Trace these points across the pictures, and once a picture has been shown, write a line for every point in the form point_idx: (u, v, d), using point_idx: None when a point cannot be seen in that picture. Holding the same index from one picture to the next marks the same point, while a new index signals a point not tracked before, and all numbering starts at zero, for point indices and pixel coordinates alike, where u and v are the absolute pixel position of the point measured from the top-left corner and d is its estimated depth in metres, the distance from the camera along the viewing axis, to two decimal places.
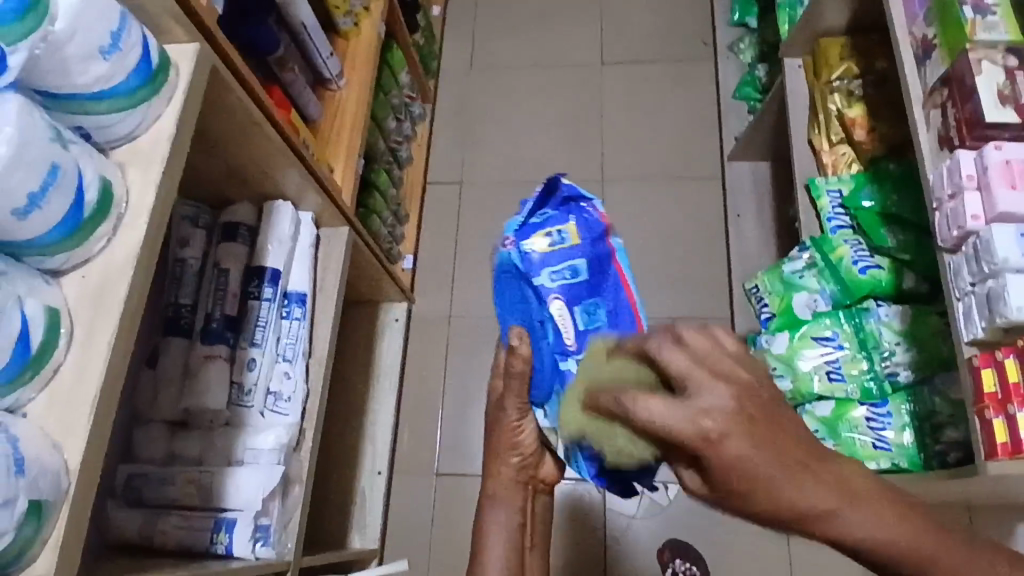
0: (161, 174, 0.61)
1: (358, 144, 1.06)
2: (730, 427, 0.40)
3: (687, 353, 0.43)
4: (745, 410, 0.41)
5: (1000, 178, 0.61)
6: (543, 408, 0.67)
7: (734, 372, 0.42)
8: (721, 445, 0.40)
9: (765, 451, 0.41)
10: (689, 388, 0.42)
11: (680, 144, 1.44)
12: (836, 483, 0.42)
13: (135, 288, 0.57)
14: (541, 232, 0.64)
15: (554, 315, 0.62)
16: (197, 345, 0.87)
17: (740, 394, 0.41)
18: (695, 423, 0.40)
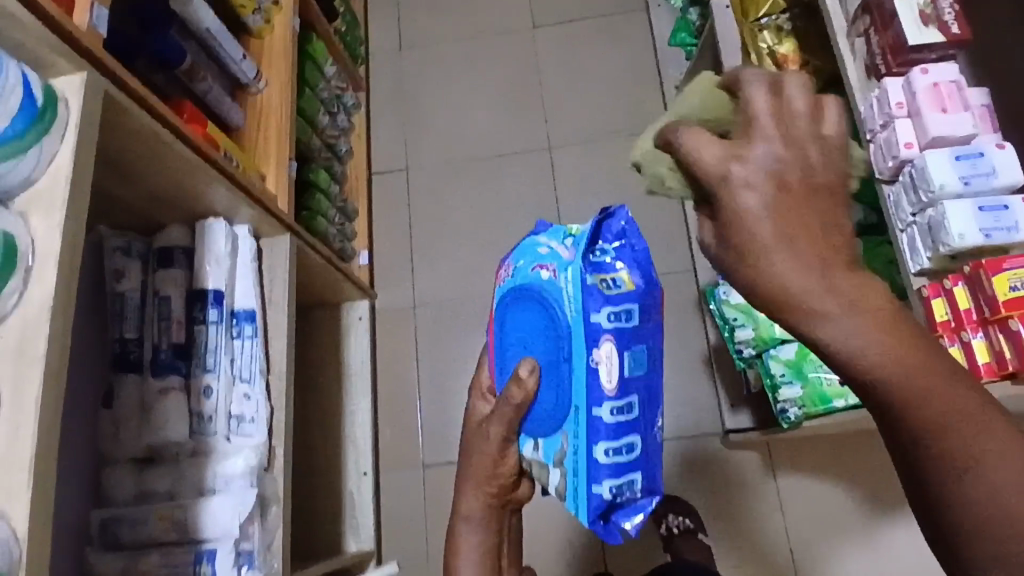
0: (66, 216, 0.57)
1: (288, 148, 1.02)
2: (756, 180, 0.31)
3: (779, 96, 0.32)
4: (787, 183, 0.31)
5: (929, 103, 0.60)
6: (535, 440, 0.58)
7: (810, 140, 0.31)
8: (735, 191, 0.31)
9: (799, 248, 0.30)
10: (752, 129, 0.32)
11: (622, 100, 1.41)
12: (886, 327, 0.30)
13: (55, 340, 0.54)
14: (599, 269, 0.54)
15: (601, 356, 0.53)
16: (149, 380, 0.84)
17: (794, 165, 0.31)
18: (731, 165, 0.32)
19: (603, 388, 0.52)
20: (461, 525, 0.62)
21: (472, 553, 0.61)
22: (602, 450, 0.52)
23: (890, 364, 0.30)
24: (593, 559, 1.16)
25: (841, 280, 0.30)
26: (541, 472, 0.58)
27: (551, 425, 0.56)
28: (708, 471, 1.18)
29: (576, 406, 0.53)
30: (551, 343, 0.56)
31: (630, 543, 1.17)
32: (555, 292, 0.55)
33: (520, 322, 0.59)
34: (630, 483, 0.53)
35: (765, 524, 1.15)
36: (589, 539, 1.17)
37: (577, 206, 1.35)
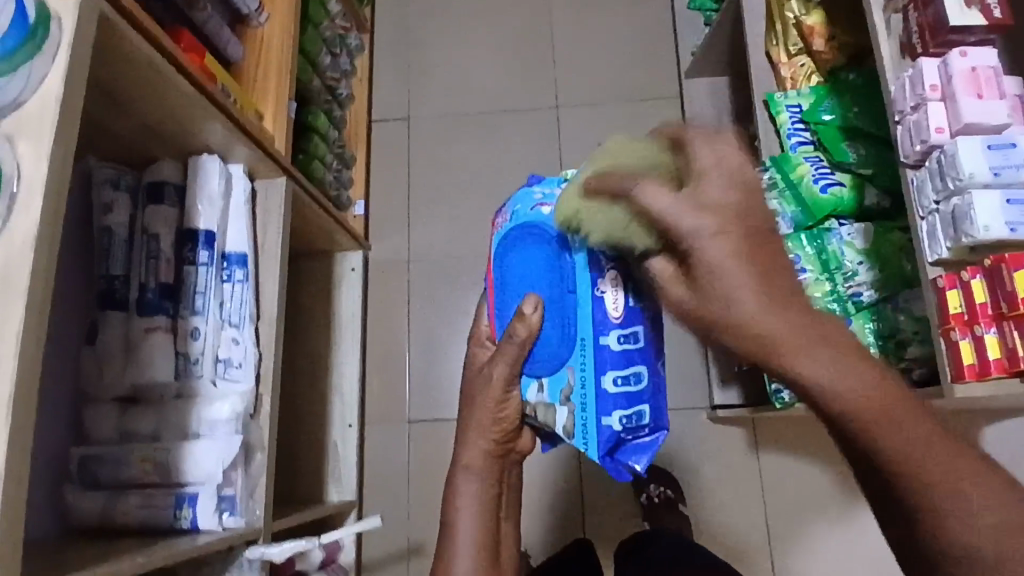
0: (54, 142, 0.54)
1: (288, 86, 0.98)
2: (724, 228, 0.41)
3: (714, 152, 0.44)
4: (740, 229, 0.41)
5: (965, 87, 0.59)
6: (539, 381, 0.59)
7: (752, 191, 0.42)
8: (708, 243, 0.41)
9: (770, 295, 0.40)
10: (700, 184, 0.43)
11: (634, 64, 1.37)
12: (869, 374, 0.39)
13: (39, 274, 0.51)
14: None
15: (606, 287, 0.57)
16: (134, 318, 0.81)
17: (746, 206, 0.42)
18: (695, 219, 0.42)
19: (610, 318, 0.57)
20: (460, 474, 0.62)
21: (471, 493, 0.62)
22: (611, 379, 0.56)
23: (881, 423, 0.38)
24: (572, 524, 1.18)
25: (805, 324, 0.40)
26: (546, 417, 0.58)
27: (553, 362, 0.58)
28: (693, 445, 1.19)
29: (582, 338, 0.57)
30: (553, 279, 0.58)
31: (610, 510, 1.18)
32: (559, 229, 0.59)
33: (517, 265, 0.59)
34: (639, 413, 0.57)
35: (745, 500, 1.16)
36: (570, 504, 1.18)
37: None
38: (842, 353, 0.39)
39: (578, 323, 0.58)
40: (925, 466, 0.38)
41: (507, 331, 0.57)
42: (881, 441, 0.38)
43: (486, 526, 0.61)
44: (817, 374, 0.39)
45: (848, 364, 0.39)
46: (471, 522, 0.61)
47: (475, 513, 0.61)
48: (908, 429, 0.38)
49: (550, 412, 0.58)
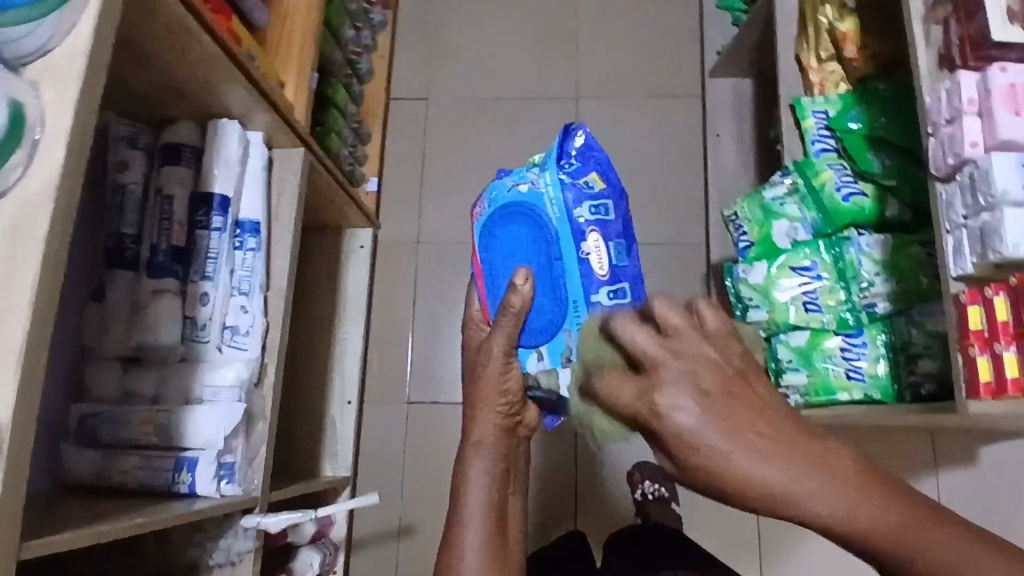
0: (81, 92, 0.53)
1: (311, 56, 0.96)
2: (682, 398, 0.35)
3: (656, 328, 0.39)
4: (708, 389, 0.35)
5: (1003, 102, 0.58)
6: (537, 350, 0.63)
7: (708, 344, 0.38)
8: (665, 416, 0.36)
9: (750, 440, 0.35)
10: (646, 366, 0.37)
11: (658, 60, 1.36)
12: (866, 498, 0.34)
13: (57, 224, 0.50)
14: (572, 179, 0.64)
15: (591, 248, 0.63)
16: (143, 279, 0.81)
17: (711, 373, 0.36)
18: (647, 401, 0.36)
19: (596, 277, 0.62)
20: (471, 448, 0.59)
21: (481, 469, 0.58)
22: None
23: (890, 542, 0.34)
24: (563, 515, 1.18)
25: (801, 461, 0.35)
26: (547, 381, 0.61)
27: (549, 328, 0.62)
28: None
29: (574, 299, 0.62)
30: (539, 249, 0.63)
31: (602, 505, 1.18)
32: (537, 201, 0.64)
33: (501, 240, 0.65)
34: None
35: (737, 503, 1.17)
36: (563, 496, 1.18)
37: None
38: (835, 483, 0.34)
39: (567, 284, 0.62)
40: (902, 548, 0.34)
41: (502, 304, 0.59)
42: (850, 533, 0.35)
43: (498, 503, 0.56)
44: (770, 485, 0.34)
45: (846, 487, 0.34)
46: (482, 500, 0.56)
47: (487, 490, 0.56)
48: (876, 513, 0.34)
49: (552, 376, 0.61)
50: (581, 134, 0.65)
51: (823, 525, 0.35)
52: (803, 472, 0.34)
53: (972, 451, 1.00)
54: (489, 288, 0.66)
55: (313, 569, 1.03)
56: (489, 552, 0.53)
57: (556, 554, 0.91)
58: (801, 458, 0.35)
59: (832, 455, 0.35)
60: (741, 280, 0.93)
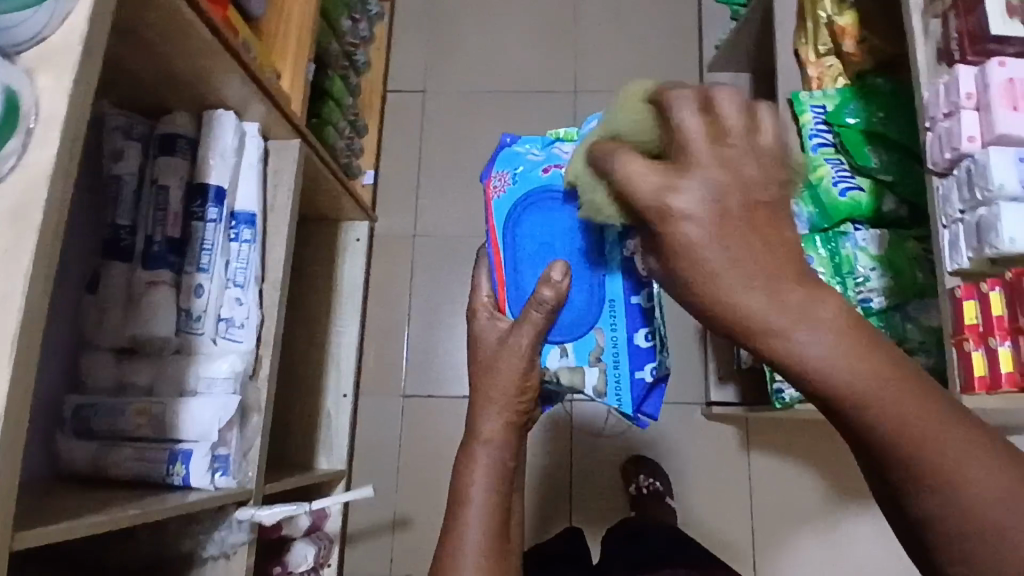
0: (76, 80, 0.52)
1: (308, 47, 0.96)
2: (696, 203, 0.32)
3: (706, 113, 0.33)
4: (727, 210, 0.32)
5: (1000, 98, 0.58)
6: (563, 345, 0.61)
7: (747, 154, 0.32)
8: (675, 221, 0.32)
9: (744, 261, 0.31)
10: (684, 155, 0.33)
11: (657, 54, 1.35)
12: (861, 347, 0.30)
13: (52, 213, 0.50)
14: None
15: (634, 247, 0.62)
16: (138, 270, 0.80)
17: (733, 188, 0.32)
18: (672, 189, 0.32)
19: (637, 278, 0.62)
20: (480, 442, 0.52)
21: (490, 466, 0.51)
22: (641, 335, 0.61)
23: (880, 399, 0.29)
24: (558, 510, 1.18)
25: (793, 296, 0.31)
26: (571, 378, 0.60)
27: (582, 327, 0.61)
28: (684, 441, 1.20)
29: (611, 299, 0.61)
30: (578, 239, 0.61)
31: (597, 499, 1.18)
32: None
33: (536, 222, 0.61)
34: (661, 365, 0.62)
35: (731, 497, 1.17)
36: (558, 490, 1.18)
37: None
38: (829, 324, 0.30)
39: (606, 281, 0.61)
40: (882, 411, 0.29)
41: (534, 296, 0.53)
42: (827, 386, 0.30)
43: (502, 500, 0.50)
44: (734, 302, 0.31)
45: (836, 329, 0.30)
46: (489, 496, 0.49)
47: (494, 487, 0.50)
48: (864, 365, 0.29)
49: (579, 374, 0.60)
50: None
51: (805, 366, 0.30)
52: (786, 294, 0.31)
53: None
54: (510, 268, 0.61)
55: (307, 562, 1.03)
56: (485, 551, 0.47)
57: (551, 549, 0.91)
58: (788, 291, 0.31)
59: (825, 297, 0.31)
60: None
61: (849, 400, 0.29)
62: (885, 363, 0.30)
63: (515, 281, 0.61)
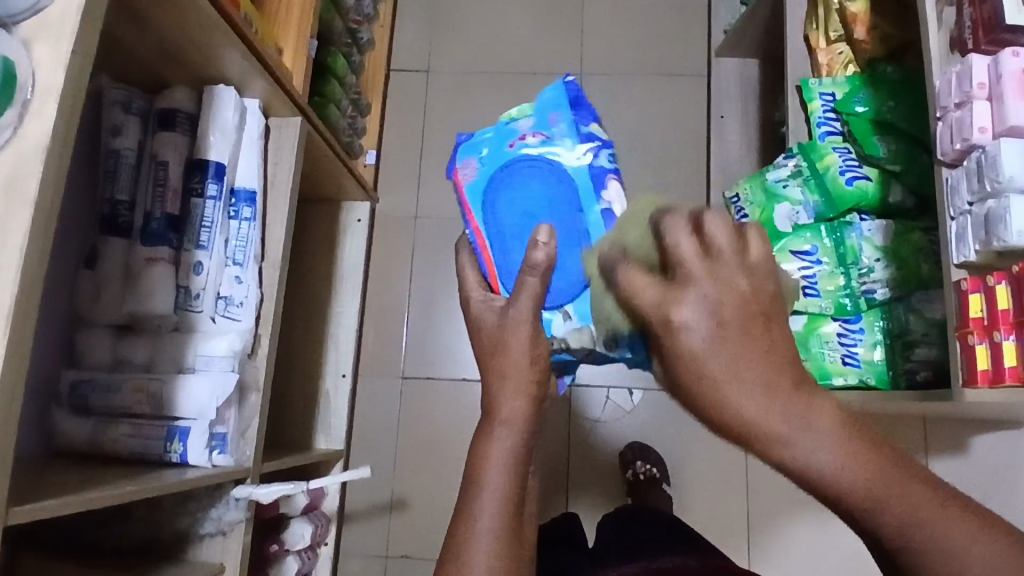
0: (74, 51, 0.51)
1: (310, 22, 0.94)
2: (696, 317, 0.31)
3: (699, 235, 0.33)
4: (726, 326, 0.31)
5: (1013, 87, 0.57)
6: (563, 309, 0.55)
7: (744, 276, 0.31)
8: (677, 331, 0.31)
9: (744, 376, 0.31)
10: (681, 271, 0.32)
11: (664, 38, 1.33)
12: (857, 447, 0.30)
13: (48, 187, 0.49)
14: (578, 133, 0.61)
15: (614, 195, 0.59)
16: (136, 246, 0.80)
17: (730, 304, 0.31)
18: (665, 306, 0.32)
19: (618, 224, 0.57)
20: (497, 423, 0.44)
21: (508, 451, 0.43)
22: None
23: (877, 498, 0.30)
24: (555, 493, 1.18)
25: (792, 405, 0.31)
26: (576, 339, 0.54)
27: (576, 287, 0.55)
28: (682, 427, 1.20)
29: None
30: (555, 200, 0.58)
31: (593, 484, 1.19)
32: (548, 153, 0.60)
33: (509, 196, 0.58)
34: None
35: (727, 484, 1.18)
36: (555, 474, 1.19)
37: None
38: (827, 428, 0.30)
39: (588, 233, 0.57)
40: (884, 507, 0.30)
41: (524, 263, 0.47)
42: (829, 487, 0.30)
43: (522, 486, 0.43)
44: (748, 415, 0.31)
45: (836, 435, 0.30)
46: (508, 486, 0.42)
47: (513, 474, 0.43)
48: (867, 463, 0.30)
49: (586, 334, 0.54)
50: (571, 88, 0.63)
51: (806, 470, 0.30)
52: (782, 399, 0.31)
53: (964, 439, 1.01)
54: (495, 249, 0.58)
55: (304, 541, 1.04)
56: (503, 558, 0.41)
57: (547, 534, 0.92)
58: (784, 398, 0.31)
59: (817, 404, 0.31)
60: None
61: (847, 498, 0.30)
62: (881, 456, 0.30)
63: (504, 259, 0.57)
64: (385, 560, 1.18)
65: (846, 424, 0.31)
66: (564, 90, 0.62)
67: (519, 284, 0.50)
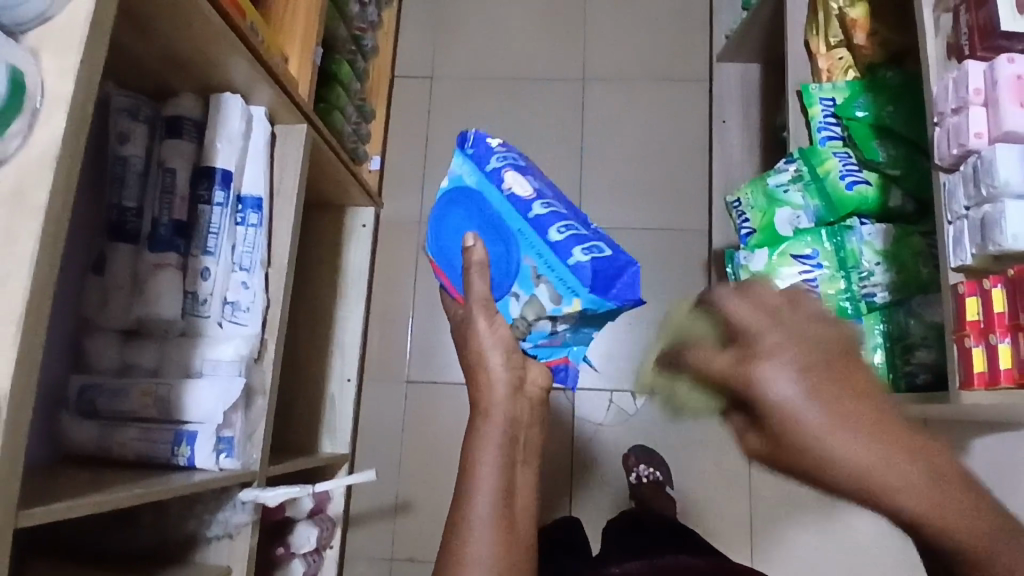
0: (82, 60, 0.53)
1: (315, 31, 0.96)
2: (785, 375, 0.33)
3: (753, 303, 0.36)
4: (810, 372, 0.33)
5: (1009, 94, 0.58)
6: (514, 294, 0.57)
7: (811, 325, 0.34)
8: (764, 384, 0.33)
9: (844, 423, 0.32)
10: (750, 336, 0.35)
11: (666, 44, 1.34)
12: (946, 482, 0.32)
13: (58, 195, 0.50)
14: (468, 158, 0.60)
15: (512, 186, 0.57)
16: (144, 253, 0.81)
17: (808, 347, 0.33)
18: (743, 367, 0.34)
19: (523, 197, 0.57)
20: (479, 422, 0.53)
21: (492, 446, 0.51)
22: (556, 232, 0.55)
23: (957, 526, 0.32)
24: (559, 496, 1.19)
25: (883, 446, 0.32)
26: (534, 310, 0.56)
27: (511, 267, 0.56)
28: (685, 431, 1.20)
29: (518, 228, 0.57)
30: (474, 214, 0.58)
31: (598, 486, 1.19)
32: (456, 184, 0.60)
33: (439, 229, 0.59)
34: (597, 244, 0.55)
35: (731, 487, 1.18)
36: (559, 477, 1.20)
37: (602, 147, 1.30)
38: (919, 466, 0.32)
39: (504, 220, 0.57)
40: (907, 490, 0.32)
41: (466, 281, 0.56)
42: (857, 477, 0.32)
43: (508, 475, 0.51)
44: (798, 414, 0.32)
45: (930, 472, 0.32)
46: (494, 478, 0.50)
47: (499, 470, 0.50)
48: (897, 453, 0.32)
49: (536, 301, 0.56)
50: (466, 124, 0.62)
51: (898, 503, 0.32)
52: (883, 439, 0.32)
53: (968, 441, 1.01)
54: (448, 273, 0.59)
55: (310, 543, 1.04)
56: (496, 540, 0.48)
57: (550, 536, 0.93)
58: (884, 440, 0.32)
59: (911, 447, 0.32)
60: (742, 267, 0.93)
61: (933, 528, 0.32)
62: (909, 441, 0.32)
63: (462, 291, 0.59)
64: (391, 564, 1.19)
65: (939, 463, 0.32)
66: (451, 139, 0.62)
67: (472, 286, 0.55)
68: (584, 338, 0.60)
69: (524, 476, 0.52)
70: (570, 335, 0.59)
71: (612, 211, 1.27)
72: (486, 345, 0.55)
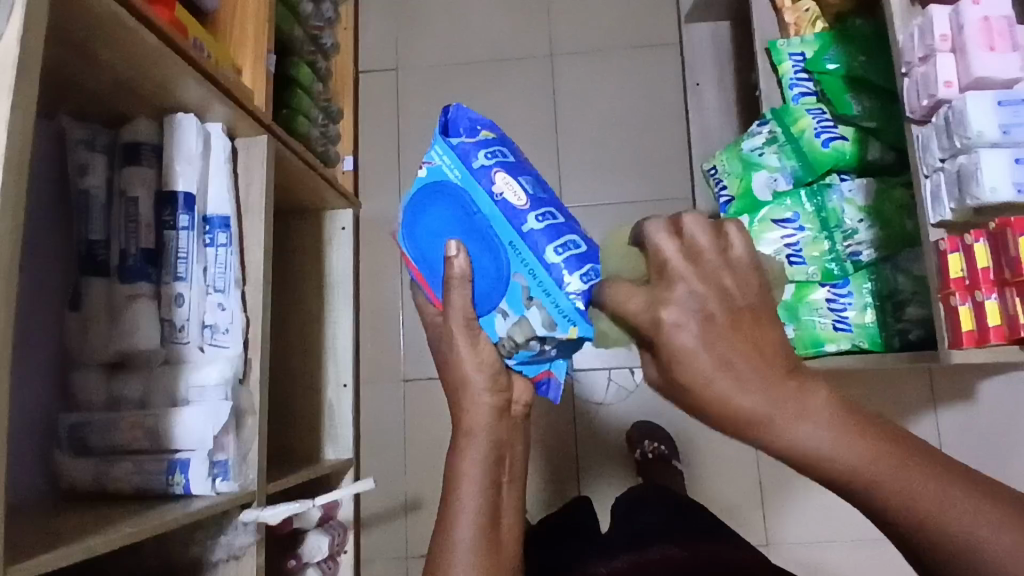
0: (13, 106, 0.50)
1: (267, 37, 0.93)
2: (686, 318, 0.34)
3: (683, 240, 0.35)
4: (714, 316, 0.34)
5: (977, 39, 0.60)
6: (499, 310, 0.55)
7: (723, 267, 0.35)
8: (672, 333, 0.34)
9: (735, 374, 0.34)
10: (664, 274, 0.35)
11: (633, 10, 1.30)
12: (854, 430, 0.34)
13: (3, 247, 0.48)
14: (461, 145, 0.56)
15: (506, 190, 0.55)
16: (116, 285, 0.79)
17: (713, 300, 0.34)
18: (652, 313, 0.35)
19: (517, 206, 0.54)
20: None
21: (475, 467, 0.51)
22: (553, 251, 0.53)
23: (870, 471, 0.33)
24: (568, 478, 1.19)
25: (781, 388, 0.34)
26: (517, 334, 0.54)
27: (500, 281, 0.54)
28: None
29: (510, 242, 0.54)
30: (460, 216, 0.55)
31: (605, 466, 1.19)
32: (437, 176, 0.56)
33: (423, 233, 0.56)
34: (595, 268, 0.53)
35: (738, 456, 1.17)
36: (564, 459, 1.19)
37: (576, 123, 1.27)
38: (819, 417, 0.34)
39: (495, 229, 0.54)
40: (930, 508, 0.33)
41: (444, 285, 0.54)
42: (831, 463, 0.34)
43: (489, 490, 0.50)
44: (812, 448, 0.34)
45: (826, 417, 0.34)
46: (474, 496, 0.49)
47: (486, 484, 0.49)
48: (915, 474, 0.33)
49: (525, 325, 0.54)
50: (454, 106, 0.58)
51: (796, 447, 0.34)
52: (773, 395, 0.34)
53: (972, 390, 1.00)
54: (430, 281, 0.57)
55: (322, 551, 1.04)
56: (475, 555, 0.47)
57: (560, 521, 0.92)
58: (782, 395, 0.34)
59: (805, 392, 0.34)
60: None
61: (846, 473, 0.34)
62: (810, 398, 0.34)
63: (437, 290, 0.57)
64: (406, 561, 1.20)
65: (838, 409, 0.34)
66: (443, 116, 0.58)
67: (450, 298, 0.54)
68: (569, 352, 0.57)
69: (510, 497, 0.52)
70: (556, 351, 0.56)
71: (592, 187, 1.24)
72: (466, 364, 0.55)
